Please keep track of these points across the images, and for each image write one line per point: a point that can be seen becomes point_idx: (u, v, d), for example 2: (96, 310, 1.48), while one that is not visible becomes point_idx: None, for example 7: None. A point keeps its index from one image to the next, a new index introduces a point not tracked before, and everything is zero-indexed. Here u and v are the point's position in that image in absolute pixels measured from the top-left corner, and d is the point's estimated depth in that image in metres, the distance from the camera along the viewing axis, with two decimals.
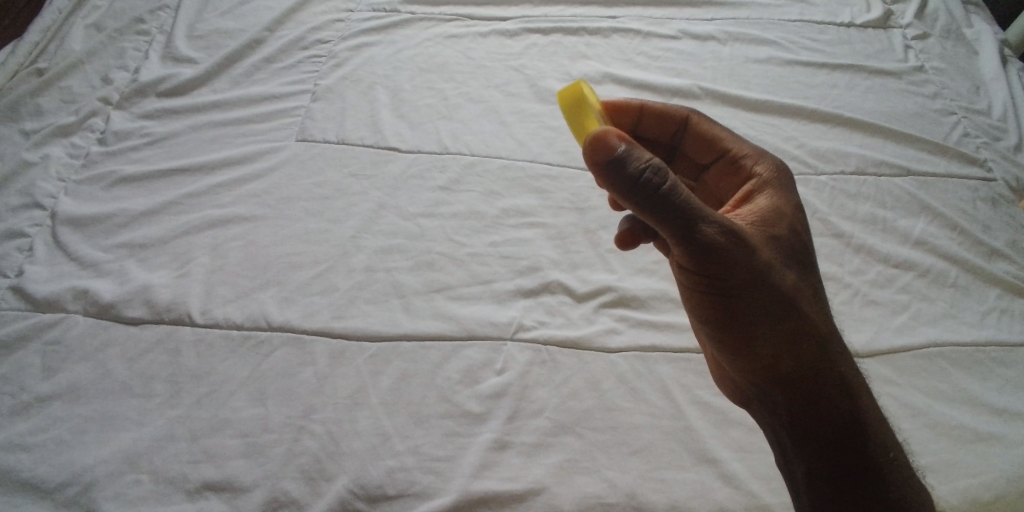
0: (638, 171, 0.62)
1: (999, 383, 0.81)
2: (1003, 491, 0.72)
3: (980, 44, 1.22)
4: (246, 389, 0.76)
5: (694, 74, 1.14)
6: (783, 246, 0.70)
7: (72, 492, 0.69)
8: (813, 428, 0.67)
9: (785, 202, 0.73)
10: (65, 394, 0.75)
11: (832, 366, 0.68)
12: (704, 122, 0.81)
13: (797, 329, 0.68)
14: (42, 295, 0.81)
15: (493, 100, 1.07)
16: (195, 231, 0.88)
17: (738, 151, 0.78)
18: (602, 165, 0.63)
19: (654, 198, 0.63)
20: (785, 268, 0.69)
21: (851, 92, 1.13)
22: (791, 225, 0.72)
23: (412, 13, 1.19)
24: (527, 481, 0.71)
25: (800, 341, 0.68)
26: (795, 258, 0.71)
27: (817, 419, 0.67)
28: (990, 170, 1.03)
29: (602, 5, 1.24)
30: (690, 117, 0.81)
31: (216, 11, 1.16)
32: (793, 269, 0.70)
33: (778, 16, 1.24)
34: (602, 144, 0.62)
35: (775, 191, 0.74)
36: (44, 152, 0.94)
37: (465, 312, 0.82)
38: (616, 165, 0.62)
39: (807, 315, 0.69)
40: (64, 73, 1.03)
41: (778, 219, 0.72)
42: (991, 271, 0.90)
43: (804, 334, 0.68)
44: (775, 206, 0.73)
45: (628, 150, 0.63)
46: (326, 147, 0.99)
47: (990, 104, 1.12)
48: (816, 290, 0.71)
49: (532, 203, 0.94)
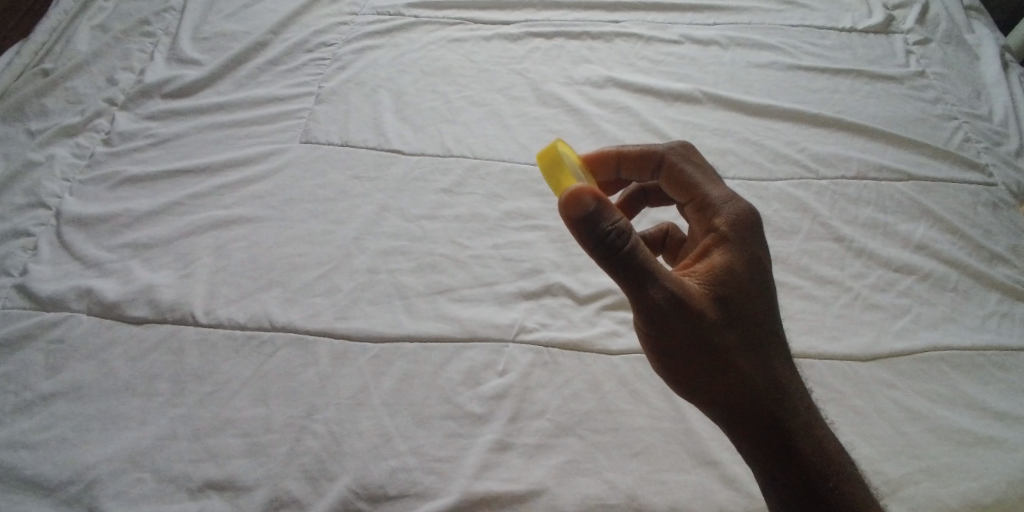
0: (607, 229, 0.61)
1: (999, 387, 0.81)
2: (1003, 495, 0.72)
3: (981, 49, 1.23)
4: (248, 388, 0.76)
5: (696, 79, 1.14)
6: (748, 302, 0.67)
7: (73, 490, 0.69)
8: (781, 489, 0.64)
9: (755, 255, 0.69)
10: (68, 392, 0.75)
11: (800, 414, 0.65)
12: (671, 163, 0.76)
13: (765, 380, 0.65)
14: (46, 294, 0.81)
15: (496, 103, 1.07)
16: (198, 232, 0.89)
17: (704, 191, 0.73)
18: (570, 226, 0.63)
19: (615, 258, 0.62)
20: (749, 330, 0.66)
21: (852, 97, 1.13)
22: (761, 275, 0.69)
23: (416, 17, 1.19)
24: (527, 482, 0.71)
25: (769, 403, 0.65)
26: (762, 318, 0.67)
27: (785, 482, 0.64)
28: (991, 175, 1.03)
29: (604, 10, 1.25)
30: (663, 158, 0.77)
31: (221, 14, 1.17)
32: (759, 329, 0.66)
33: (779, 21, 1.25)
34: (575, 202, 0.62)
35: (738, 240, 0.69)
36: (49, 152, 0.94)
37: (468, 314, 0.83)
38: (585, 222, 0.62)
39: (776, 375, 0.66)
40: (69, 74, 1.03)
41: (743, 272, 0.67)
42: (991, 275, 0.91)
43: (775, 397, 0.65)
44: (733, 256, 0.68)
45: (598, 210, 0.62)
46: (330, 149, 0.99)
47: (991, 110, 1.12)
48: (785, 350, 0.68)
49: (534, 205, 0.95)
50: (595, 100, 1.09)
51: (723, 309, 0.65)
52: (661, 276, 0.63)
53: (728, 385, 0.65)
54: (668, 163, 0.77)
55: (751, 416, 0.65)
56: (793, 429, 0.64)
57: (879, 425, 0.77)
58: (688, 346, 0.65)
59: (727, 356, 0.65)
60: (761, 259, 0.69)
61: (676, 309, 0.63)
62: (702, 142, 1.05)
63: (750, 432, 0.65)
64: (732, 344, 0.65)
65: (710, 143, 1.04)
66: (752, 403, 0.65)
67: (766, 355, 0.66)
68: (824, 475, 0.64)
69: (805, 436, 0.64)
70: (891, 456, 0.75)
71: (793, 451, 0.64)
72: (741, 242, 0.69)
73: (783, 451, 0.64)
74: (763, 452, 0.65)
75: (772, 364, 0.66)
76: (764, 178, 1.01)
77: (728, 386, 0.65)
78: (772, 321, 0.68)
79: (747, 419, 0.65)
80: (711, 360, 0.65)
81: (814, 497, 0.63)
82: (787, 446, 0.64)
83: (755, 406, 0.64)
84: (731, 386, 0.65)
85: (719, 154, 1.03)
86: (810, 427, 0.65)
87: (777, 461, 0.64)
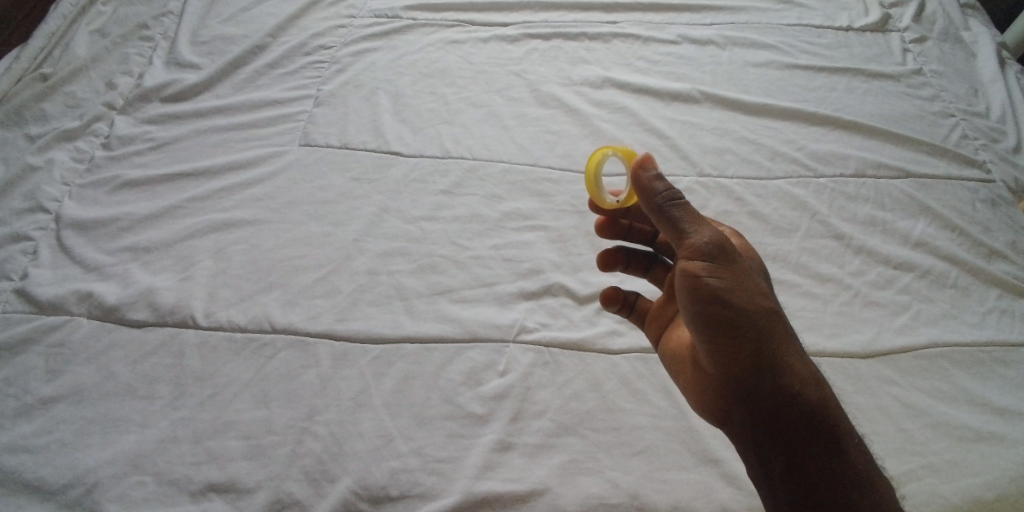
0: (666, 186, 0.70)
1: (1000, 383, 0.81)
2: (1004, 490, 0.72)
3: (978, 47, 1.23)
4: (249, 391, 0.76)
5: (694, 79, 1.14)
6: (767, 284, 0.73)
7: (74, 494, 0.69)
8: (813, 453, 0.63)
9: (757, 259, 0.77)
10: (68, 396, 0.75)
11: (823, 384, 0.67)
12: None
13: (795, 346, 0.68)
14: (46, 298, 0.81)
15: (495, 104, 1.08)
16: (198, 235, 0.89)
17: None
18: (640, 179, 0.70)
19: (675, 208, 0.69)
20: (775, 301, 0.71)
21: (850, 95, 1.13)
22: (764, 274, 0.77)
23: (414, 19, 1.20)
24: (529, 482, 0.71)
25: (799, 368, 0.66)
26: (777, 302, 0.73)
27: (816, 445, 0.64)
28: (989, 172, 1.03)
29: (602, 11, 1.25)
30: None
31: (219, 18, 1.17)
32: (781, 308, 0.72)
33: (776, 20, 1.25)
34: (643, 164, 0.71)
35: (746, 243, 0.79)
36: (48, 156, 0.94)
37: (468, 314, 0.83)
38: (651, 177, 0.70)
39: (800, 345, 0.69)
40: (69, 79, 1.03)
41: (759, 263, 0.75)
42: (990, 271, 0.91)
43: (804, 363, 0.67)
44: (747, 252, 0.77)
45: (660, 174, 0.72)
46: (329, 151, 0.99)
47: (988, 107, 1.12)
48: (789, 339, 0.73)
49: (533, 206, 0.95)
50: (593, 100, 1.09)
51: (758, 277, 0.71)
52: (712, 225, 0.68)
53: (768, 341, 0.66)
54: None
55: (787, 375, 0.65)
56: (825, 394, 0.66)
57: (879, 422, 0.77)
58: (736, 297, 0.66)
59: (768, 310, 0.67)
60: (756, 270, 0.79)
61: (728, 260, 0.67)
62: (700, 141, 1.05)
63: (785, 392, 0.65)
64: (772, 303, 0.68)
65: (708, 142, 1.04)
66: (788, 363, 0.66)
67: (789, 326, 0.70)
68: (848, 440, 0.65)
69: (834, 398, 0.67)
70: (892, 452, 0.75)
71: (822, 414, 0.65)
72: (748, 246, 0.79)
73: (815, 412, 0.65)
74: (796, 412, 0.64)
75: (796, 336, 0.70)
76: (763, 177, 1.01)
77: (770, 340, 0.66)
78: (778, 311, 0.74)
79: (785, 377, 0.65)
80: (758, 313, 0.66)
81: (842, 459, 0.63)
82: (822, 408, 0.65)
83: (791, 364, 0.66)
84: (770, 341, 0.66)
85: (718, 154, 1.03)
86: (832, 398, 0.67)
87: (810, 422, 0.64)
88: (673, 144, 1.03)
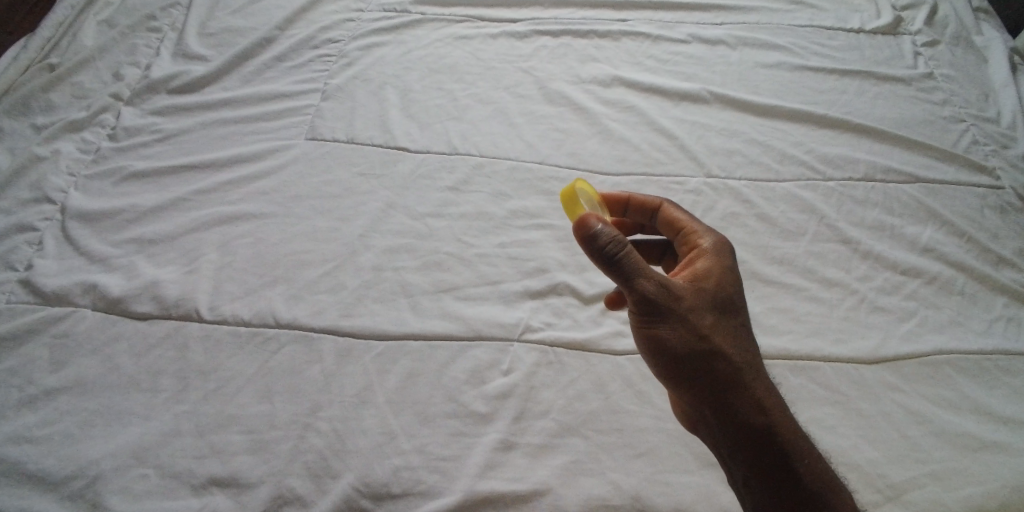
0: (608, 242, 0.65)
1: (1006, 391, 0.81)
2: (1007, 499, 0.72)
3: (990, 51, 1.22)
4: (253, 385, 0.76)
5: (703, 79, 1.14)
6: (733, 303, 0.70)
7: (77, 486, 0.69)
8: (766, 469, 0.65)
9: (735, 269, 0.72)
10: (72, 387, 0.75)
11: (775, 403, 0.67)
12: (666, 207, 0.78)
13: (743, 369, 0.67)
14: (51, 290, 0.81)
15: (503, 101, 1.07)
16: (203, 228, 0.88)
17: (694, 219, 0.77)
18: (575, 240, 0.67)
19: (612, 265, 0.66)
20: (732, 326, 0.68)
21: (860, 98, 1.13)
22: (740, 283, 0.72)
23: (423, 14, 1.19)
24: (531, 482, 0.71)
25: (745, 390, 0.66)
26: (745, 317, 0.70)
27: (768, 463, 0.65)
28: (999, 179, 1.03)
29: (612, 8, 1.24)
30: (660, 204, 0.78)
31: (228, 10, 1.17)
32: (741, 326, 0.69)
33: (788, 21, 1.24)
34: (583, 222, 0.66)
35: (717, 255, 0.72)
36: (55, 147, 0.94)
37: (474, 313, 0.82)
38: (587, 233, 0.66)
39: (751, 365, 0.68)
40: (76, 69, 1.03)
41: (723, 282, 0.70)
42: (998, 279, 0.90)
43: (754, 384, 0.67)
44: (715, 268, 0.71)
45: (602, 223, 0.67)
46: (335, 146, 0.99)
47: (999, 112, 1.12)
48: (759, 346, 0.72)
49: (540, 205, 0.94)
50: (602, 99, 1.09)
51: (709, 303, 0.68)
52: (650, 271, 0.66)
53: (712, 376, 0.66)
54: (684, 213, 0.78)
55: (733, 399, 0.66)
56: (776, 414, 0.66)
57: (883, 429, 0.77)
58: (675, 343, 0.67)
59: (716, 342, 0.67)
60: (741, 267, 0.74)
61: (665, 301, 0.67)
62: (709, 142, 1.04)
63: (734, 416, 0.66)
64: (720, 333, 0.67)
65: (717, 143, 1.04)
66: (735, 393, 0.66)
67: (748, 347, 0.68)
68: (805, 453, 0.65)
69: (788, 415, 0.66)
70: (895, 459, 0.75)
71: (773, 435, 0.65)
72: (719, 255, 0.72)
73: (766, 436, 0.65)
74: (748, 437, 0.65)
75: (754, 357, 0.68)
76: (771, 179, 1.00)
77: (715, 367, 0.66)
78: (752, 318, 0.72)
79: (733, 401, 0.66)
80: (700, 355, 0.66)
81: (797, 473, 0.64)
82: (770, 428, 0.65)
83: (739, 393, 0.66)
84: (716, 368, 0.67)
85: (727, 155, 1.03)
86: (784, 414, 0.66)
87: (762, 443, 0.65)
88: (681, 144, 1.03)
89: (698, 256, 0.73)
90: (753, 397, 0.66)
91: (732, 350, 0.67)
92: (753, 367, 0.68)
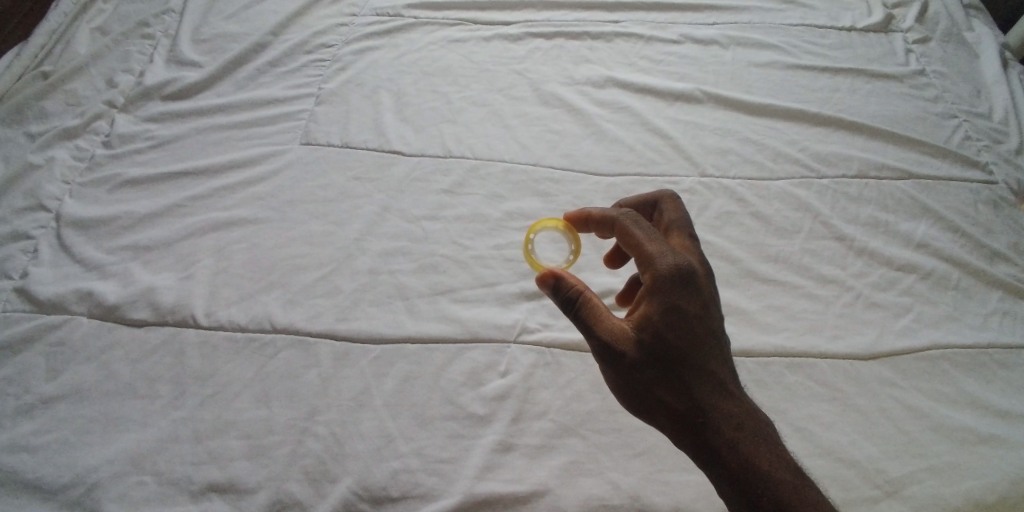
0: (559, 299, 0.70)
1: (1002, 385, 0.81)
2: (1005, 493, 0.72)
3: (981, 48, 1.23)
4: (250, 390, 0.76)
5: (696, 79, 1.14)
6: (684, 342, 0.67)
7: (74, 494, 0.69)
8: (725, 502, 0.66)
9: (682, 304, 0.67)
10: (69, 395, 0.75)
11: (732, 439, 0.65)
12: (621, 225, 0.72)
13: (695, 410, 0.66)
14: (47, 297, 0.81)
15: (497, 103, 1.07)
16: (199, 234, 0.88)
17: (650, 236, 0.70)
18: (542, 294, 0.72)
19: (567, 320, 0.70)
20: (681, 366, 0.66)
21: (853, 96, 1.13)
22: (697, 314, 0.67)
23: (416, 18, 1.19)
24: (530, 483, 0.71)
25: (699, 430, 0.65)
26: (702, 351, 0.67)
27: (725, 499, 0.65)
28: (992, 174, 1.03)
29: (605, 10, 1.25)
30: (616, 222, 0.73)
31: (221, 16, 1.17)
32: (697, 362, 0.67)
33: (779, 20, 1.25)
34: (541, 281, 0.71)
35: (666, 289, 0.67)
36: (49, 154, 0.94)
37: (470, 315, 0.82)
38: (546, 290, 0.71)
39: (706, 402, 0.66)
40: (70, 77, 1.03)
41: (671, 322, 0.66)
42: (992, 273, 0.91)
43: (709, 422, 0.65)
44: (665, 307, 0.67)
45: (556, 279, 0.70)
46: (330, 150, 0.99)
47: (991, 108, 1.12)
48: (727, 372, 0.68)
49: (536, 206, 0.95)
50: (596, 100, 1.09)
51: (656, 349, 0.67)
52: (597, 328, 0.68)
53: (662, 422, 0.67)
54: (660, 205, 0.78)
55: (689, 440, 0.66)
56: (732, 451, 0.64)
57: (880, 425, 0.77)
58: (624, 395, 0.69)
59: (666, 386, 0.66)
60: (700, 289, 0.68)
61: (614, 353, 0.67)
62: (703, 141, 1.04)
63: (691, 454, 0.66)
64: (668, 378, 0.66)
65: (711, 142, 1.04)
66: (682, 437, 0.66)
67: (705, 383, 0.67)
68: (762, 489, 0.63)
69: (747, 451, 0.65)
70: (893, 455, 0.75)
71: (729, 473, 0.64)
72: (669, 289, 0.67)
73: (717, 476, 0.65)
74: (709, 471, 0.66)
75: (702, 396, 0.66)
76: (766, 178, 1.01)
77: (667, 409, 0.66)
78: (712, 346, 0.67)
79: (690, 440, 0.66)
80: (651, 399, 0.67)
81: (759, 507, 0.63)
82: (725, 466, 0.64)
83: (686, 437, 0.66)
84: (670, 411, 0.66)
85: (720, 154, 1.03)
86: (744, 450, 0.65)
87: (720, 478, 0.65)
88: (675, 144, 1.03)
89: (643, 294, 0.69)
90: (700, 439, 0.65)
91: (676, 396, 0.66)
92: (701, 408, 0.66)
